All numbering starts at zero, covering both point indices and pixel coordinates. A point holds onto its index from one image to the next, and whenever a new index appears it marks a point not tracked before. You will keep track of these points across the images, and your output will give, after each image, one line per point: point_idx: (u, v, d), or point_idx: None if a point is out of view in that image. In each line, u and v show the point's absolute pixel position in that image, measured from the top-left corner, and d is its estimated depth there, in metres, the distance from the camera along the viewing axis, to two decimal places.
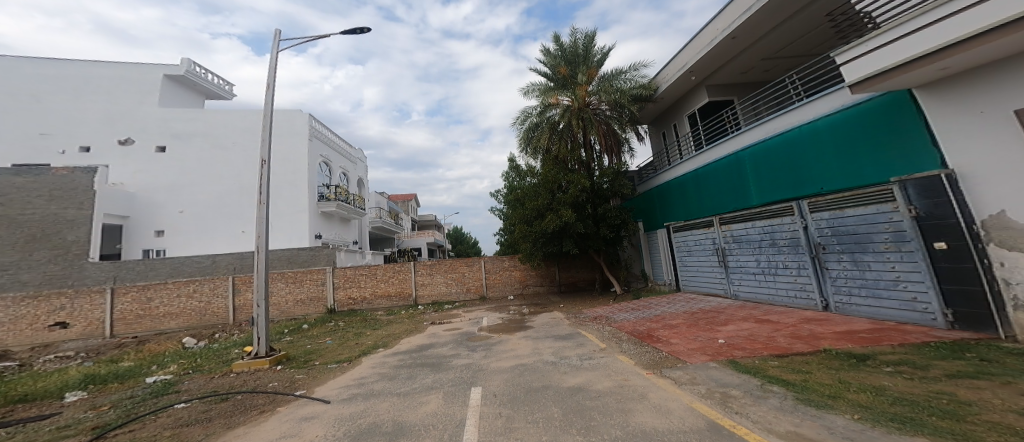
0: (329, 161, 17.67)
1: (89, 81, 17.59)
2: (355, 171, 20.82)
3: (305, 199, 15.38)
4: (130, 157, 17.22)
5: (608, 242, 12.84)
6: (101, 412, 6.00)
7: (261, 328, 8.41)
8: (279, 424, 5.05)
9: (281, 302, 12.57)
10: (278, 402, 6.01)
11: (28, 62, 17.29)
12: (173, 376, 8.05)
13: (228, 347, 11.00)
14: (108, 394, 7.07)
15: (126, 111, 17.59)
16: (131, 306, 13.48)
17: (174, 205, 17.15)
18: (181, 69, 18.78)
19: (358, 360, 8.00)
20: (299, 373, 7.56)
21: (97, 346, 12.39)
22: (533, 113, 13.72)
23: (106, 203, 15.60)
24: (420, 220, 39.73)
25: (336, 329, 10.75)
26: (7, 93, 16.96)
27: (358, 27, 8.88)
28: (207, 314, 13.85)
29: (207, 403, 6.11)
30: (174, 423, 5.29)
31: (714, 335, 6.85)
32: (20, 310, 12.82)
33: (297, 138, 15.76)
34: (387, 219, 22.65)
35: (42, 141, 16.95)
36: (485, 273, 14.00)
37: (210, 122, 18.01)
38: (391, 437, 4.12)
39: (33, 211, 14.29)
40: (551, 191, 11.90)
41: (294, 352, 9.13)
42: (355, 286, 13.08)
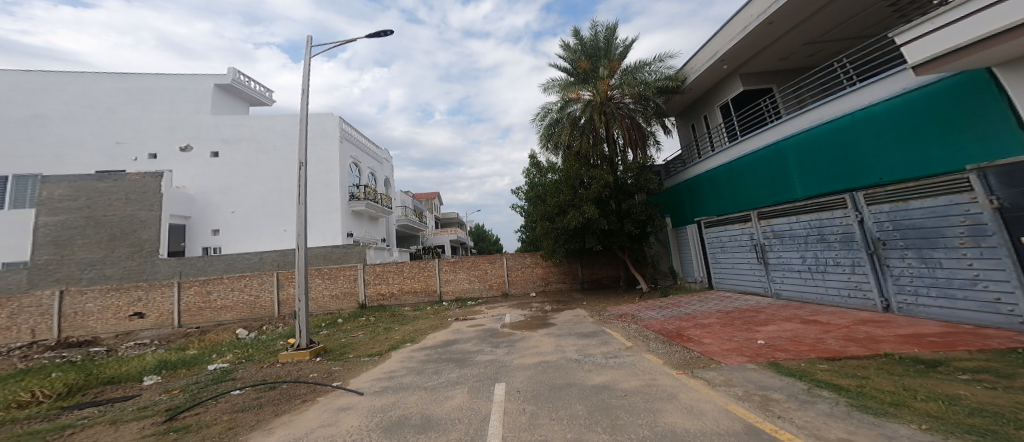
0: (359, 162, 18.31)
1: (153, 93, 19.10)
2: (383, 171, 21.47)
3: (337, 199, 16.04)
4: (189, 162, 18.57)
5: (633, 239, 12.57)
6: (173, 395, 6.59)
7: (302, 321, 8.87)
8: (319, 413, 5.33)
9: (319, 297, 13.25)
10: (319, 392, 6.36)
11: (101, 78, 18.99)
12: (230, 364, 8.69)
13: (274, 339, 11.71)
14: (178, 379, 7.75)
15: (182, 120, 18.99)
16: (192, 299, 14.62)
17: (226, 206, 18.40)
18: (227, 78, 20.02)
19: (389, 354, 8.30)
20: (336, 365, 7.95)
21: (163, 335, 13.57)
22: (554, 109, 13.55)
23: (171, 204, 16.92)
24: (443, 218, 40.41)
25: (368, 324, 11.19)
26: (86, 105, 18.61)
27: (382, 30, 9.16)
28: (256, 307, 14.80)
29: (258, 391, 6.55)
30: (231, 409, 5.71)
31: (752, 336, 6.58)
32: (106, 300, 14.24)
33: (329, 140, 16.44)
34: (412, 217, 23.23)
35: (117, 149, 18.49)
36: (507, 270, 14.08)
37: (255, 128, 19.11)
38: (422, 430, 4.25)
39: (113, 212, 15.75)
40: (574, 187, 11.80)
41: (331, 345, 9.59)
42: (385, 282, 13.52)
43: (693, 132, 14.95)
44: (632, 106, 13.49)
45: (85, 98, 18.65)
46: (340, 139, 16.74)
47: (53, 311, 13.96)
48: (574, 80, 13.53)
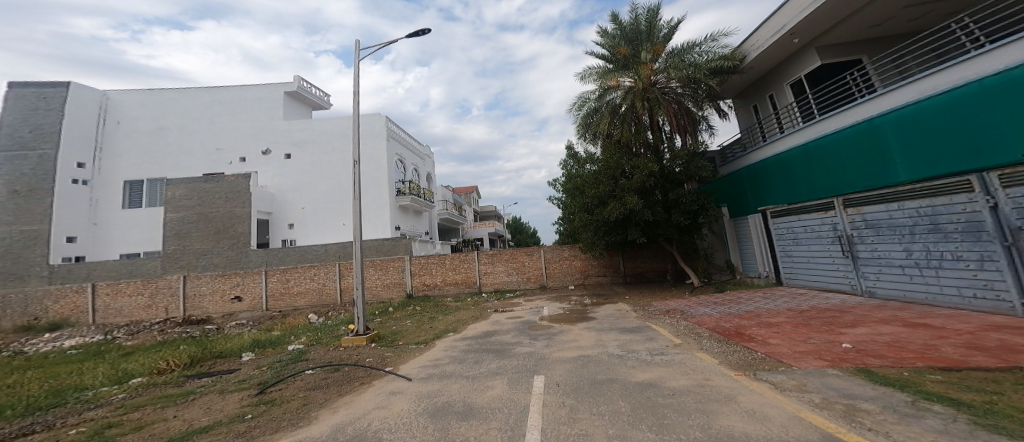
0: (404, 158, 19.12)
1: (240, 103, 21.18)
2: (425, 167, 22.21)
3: (385, 194, 16.91)
4: (269, 164, 20.63)
5: (682, 230, 11.87)
6: (263, 371, 7.42)
7: (359, 309, 9.50)
8: (373, 396, 5.67)
9: (373, 286, 14.09)
10: (374, 376, 6.78)
11: (201, 91, 21.30)
12: (305, 346, 9.56)
13: (337, 324, 12.67)
14: (267, 356, 8.69)
15: (263, 126, 20.96)
16: (274, 284, 16.21)
17: (298, 202, 20.18)
18: (294, 85, 21.77)
19: (433, 342, 8.61)
20: (387, 351, 8.43)
21: (258, 318, 15.44)
22: (591, 98, 13.07)
23: (258, 202, 18.85)
24: (481, 212, 41.07)
25: (414, 313, 11.70)
26: (191, 116, 21.06)
27: (420, 30, 9.36)
28: (323, 294, 16.12)
29: (325, 371, 7.13)
30: (305, 386, 6.29)
31: (835, 338, 5.90)
32: (215, 284, 16.28)
33: (377, 138, 17.33)
34: (453, 211, 23.83)
35: (218, 155, 20.77)
36: (545, 263, 13.97)
37: (318, 131, 20.65)
38: (463, 417, 4.26)
39: (217, 210, 17.98)
40: (614, 177, 11.35)
41: (383, 332, 10.17)
42: (429, 273, 14.03)
43: (756, 113, 13.63)
44: (681, 89, 12.67)
45: (191, 111, 21.10)
46: (387, 137, 17.58)
47: (179, 292, 16.35)
48: (613, 67, 12.93)
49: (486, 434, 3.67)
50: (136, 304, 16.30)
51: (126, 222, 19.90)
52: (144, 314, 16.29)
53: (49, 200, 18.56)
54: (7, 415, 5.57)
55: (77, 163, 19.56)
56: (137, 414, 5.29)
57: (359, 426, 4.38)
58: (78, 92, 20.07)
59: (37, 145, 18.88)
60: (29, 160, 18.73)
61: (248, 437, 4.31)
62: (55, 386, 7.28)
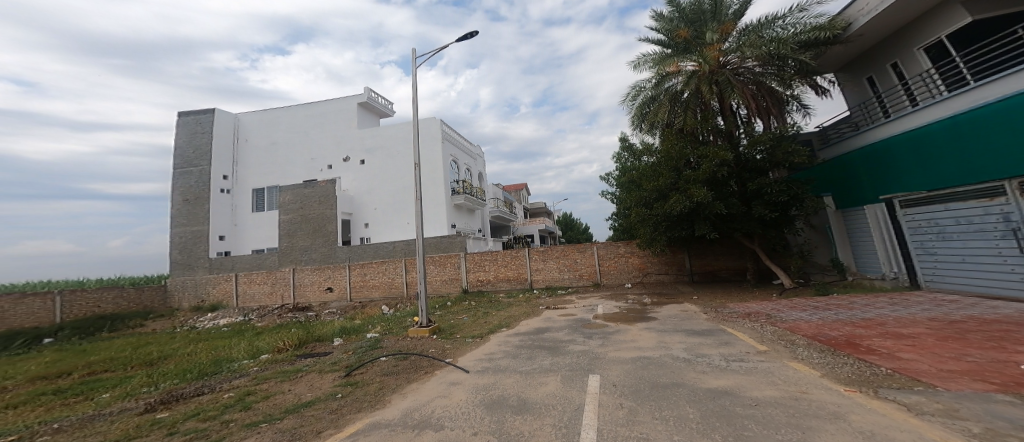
0: (457, 159, 19.78)
1: (324, 116, 23.36)
2: (477, 166, 22.74)
3: (441, 193, 17.71)
4: (349, 170, 22.47)
5: (765, 224, 10.83)
6: (348, 355, 8.23)
7: (423, 302, 10.00)
8: (435, 385, 6.01)
9: (432, 281, 14.86)
10: (435, 366, 7.16)
11: (300, 109, 23.78)
12: (380, 334, 10.37)
13: (404, 315, 13.59)
14: (349, 342, 9.64)
15: (343, 136, 22.89)
16: (355, 277, 17.81)
17: (371, 203, 21.87)
18: (365, 96, 23.46)
19: (487, 337, 8.83)
20: (447, 343, 8.86)
21: (344, 307, 17.15)
22: (647, 87, 12.43)
23: (340, 204, 20.73)
24: (531, 208, 41.14)
25: (469, 308, 12.04)
26: (291, 130, 23.70)
27: (469, 32, 9.57)
28: (392, 287, 17.33)
29: (395, 359, 7.66)
30: (382, 371, 6.86)
31: (1006, 357, 4.40)
32: (313, 277, 18.37)
33: (433, 141, 18.13)
34: (504, 208, 24.11)
35: (313, 164, 23.06)
36: (599, 260, 13.62)
37: (385, 137, 22.08)
38: (517, 411, 4.23)
39: (315, 212, 20.18)
40: (676, 168, 10.65)
41: (442, 325, 10.69)
42: (482, 269, 14.40)
43: (874, 86, 11.51)
44: (764, 68, 11.63)
45: (294, 126, 23.71)
46: (442, 140, 18.31)
47: (290, 282, 18.66)
48: (672, 52, 12.17)
49: (540, 430, 3.56)
50: (264, 292, 19.04)
51: (259, 222, 23.21)
52: (269, 300, 18.99)
53: (205, 206, 22.59)
54: (185, 377, 6.88)
55: (222, 175, 23.28)
56: (263, 385, 6.17)
57: (424, 412, 4.68)
58: (222, 115, 23.89)
59: (196, 161, 23.17)
60: (193, 174, 23.07)
61: (339, 413, 4.79)
62: (207, 357, 8.83)
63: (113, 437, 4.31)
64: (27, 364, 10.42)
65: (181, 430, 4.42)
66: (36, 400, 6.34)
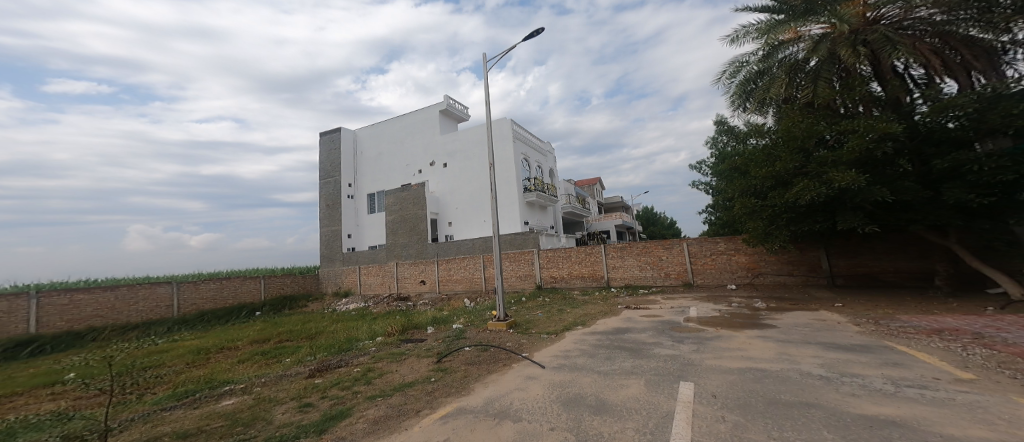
0: (529, 157, 19.87)
1: (414, 124, 25.23)
2: (547, 163, 22.53)
3: (514, 192, 18.01)
4: (434, 174, 23.93)
5: (965, 212, 7.84)
6: (437, 343, 8.79)
7: (501, 296, 10.22)
8: (513, 378, 6.08)
9: (508, 277, 15.21)
10: (514, 359, 7.27)
11: (395, 120, 25.99)
12: (464, 326, 10.90)
13: (483, 309, 14.13)
14: (440, 331, 10.29)
15: (429, 142, 24.45)
16: (442, 272, 19.01)
17: (453, 204, 23.06)
18: (443, 102, 24.62)
19: (563, 334, 8.60)
20: (523, 338, 8.95)
21: (434, 298, 18.39)
22: (753, 60, 11.02)
23: (429, 205, 22.50)
24: (607, 203, 39.81)
25: (544, 304, 11.89)
26: (391, 139, 25.95)
27: (537, 30, 9.51)
28: (473, 282, 18.14)
29: (477, 350, 7.95)
30: (467, 360, 7.19)
31: None
32: (409, 271, 20.17)
33: (505, 141, 18.49)
34: (576, 204, 23.71)
35: (408, 169, 24.98)
36: (690, 258, 12.31)
37: (462, 140, 23.09)
38: (596, 411, 4.08)
39: (410, 211, 22.27)
40: (804, 149, 8.58)
41: (519, 320, 10.83)
42: (556, 265, 14.29)
43: None
44: (952, 14, 8.82)
45: (392, 137, 25.99)
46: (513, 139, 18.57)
47: (394, 275, 20.75)
48: (784, 15, 10.17)
49: (621, 433, 3.39)
50: (376, 282, 21.55)
51: (372, 223, 25.61)
52: (381, 289, 21.39)
53: (338, 211, 26.16)
54: (330, 351, 8.40)
55: (347, 184, 26.48)
56: (378, 364, 6.96)
57: (504, 403, 4.76)
58: (347, 132, 27.29)
59: (331, 172, 26.93)
60: (329, 184, 26.90)
61: (433, 396, 5.12)
62: (337, 337, 10.44)
63: (292, 395, 5.46)
64: (247, 329, 13.86)
65: (328, 395, 5.37)
66: (253, 357, 8.67)
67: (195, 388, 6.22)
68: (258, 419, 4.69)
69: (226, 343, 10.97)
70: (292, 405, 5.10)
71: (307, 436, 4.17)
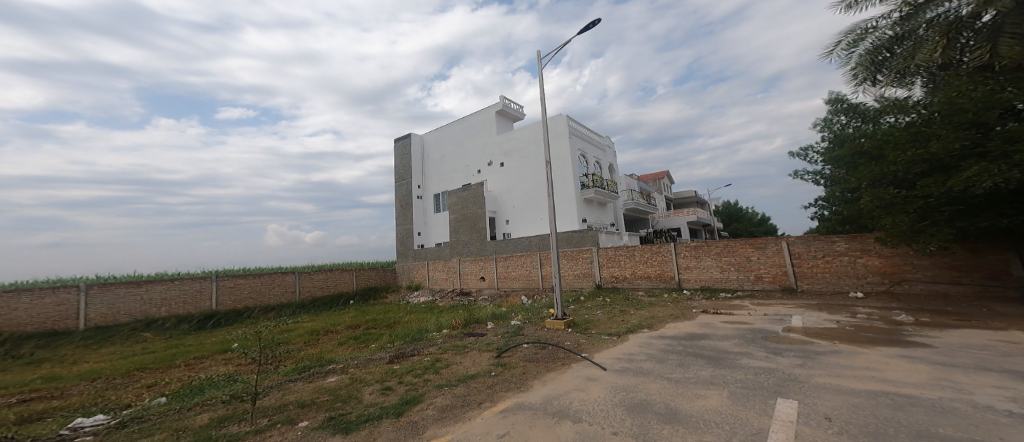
0: (586, 153, 19.34)
1: (473, 126, 25.92)
2: (606, 159, 21.77)
3: (571, 189, 17.70)
4: (492, 174, 24.34)
5: None
6: (496, 338, 8.88)
7: (558, 294, 10.04)
8: (572, 378, 5.92)
9: (565, 275, 14.97)
10: (572, 359, 7.09)
11: (455, 123, 26.91)
12: (521, 322, 10.91)
13: (539, 307, 14.06)
14: (499, 326, 10.41)
15: (487, 142, 24.93)
16: (500, 268, 19.36)
17: (510, 202, 23.27)
18: (498, 103, 24.89)
19: (626, 336, 8.19)
20: (582, 337, 8.73)
21: (493, 294, 18.76)
22: (888, 25, 9.24)
23: (487, 204, 23.00)
24: (679, 199, 37.59)
25: (605, 303, 11.35)
26: (452, 141, 26.93)
27: (592, 22, 9.17)
28: (530, 279, 18.13)
29: (534, 347, 7.88)
30: (525, 357, 7.16)
31: None
32: (470, 267, 20.96)
33: (561, 137, 18.24)
34: (640, 200, 22.54)
35: (468, 169, 25.74)
36: (791, 258, 10.35)
37: (519, 139, 23.19)
38: (666, 420, 3.79)
39: (471, 210, 22.88)
40: (981, 123, 6.64)
41: (577, 319, 10.60)
42: (617, 265, 13.58)
43: None
44: None
45: (453, 139, 26.95)
46: (570, 135, 18.22)
47: (456, 271, 21.67)
48: None
49: None
50: (441, 277, 22.67)
51: (438, 221, 26.71)
52: (446, 283, 22.46)
53: (410, 211, 27.90)
54: (404, 340, 8.91)
55: (417, 185, 28.19)
56: (444, 355, 7.20)
57: (562, 402, 4.63)
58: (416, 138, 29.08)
59: (405, 175, 28.95)
60: (403, 186, 28.88)
61: (493, 390, 5.14)
62: (410, 327, 11.06)
63: (375, 378, 5.88)
64: (344, 316, 15.30)
65: (405, 381, 5.67)
66: (349, 340, 9.57)
67: (311, 364, 7.09)
68: (352, 396, 5.14)
69: (330, 326, 12.25)
70: (376, 387, 5.47)
71: (387, 417, 4.43)
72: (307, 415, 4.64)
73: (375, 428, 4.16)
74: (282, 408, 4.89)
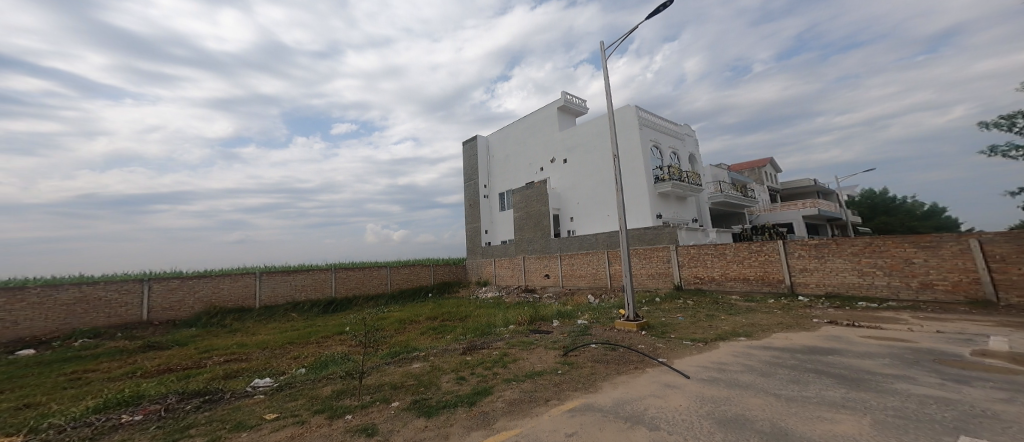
0: (660, 144, 18.04)
1: (536, 124, 25.71)
2: (685, 148, 20.15)
3: (643, 183, 16.71)
4: (556, 171, 23.96)
5: None
6: (562, 336, 8.61)
7: (629, 294, 9.49)
8: (648, 383, 5.46)
9: (638, 275, 14.15)
10: (647, 364, 6.58)
11: (518, 123, 26.97)
12: (588, 322, 10.47)
13: (609, 307, 13.44)
14: (565, 325, 10.06)
15: (550, 139, 24.58)
16: (565, 266, 19.08)
17: (575, 199, 22.70)
18: (560, 99, 24.37)
19: (714, 343, 7.37)
20: (659, 342, 8.10)
21: (558, 292, 18.58)
22: None
23: (551, 201, 22.76)
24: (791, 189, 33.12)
25: (686, 306, 10.42)
26: (516, 141, 27.01)
27: (662, 4, 8.52)
28: (598, 278, 17.51)
29: (604, 349, 7.46)
30: (594, 358, 6.79)
31: None
32: (534, 265, 21.14)
33: (630, 130, 17.31)
34: (732, 193, 20.22)
35: (531, 168, 25.69)
36: (982, 261, 7.68)
37: (583, 134, 22.45)
38: (772, 439, 3.20)
39: (536, 208, 22.75)
40: None
41: (652, 322, 9.91)
42: (702, 265, 12.37)
43: None
44: None
45: (516, 138, 27.02)
46: (640, 126, 17.17)
47: (521, 268, 21.97)
48: None
49: None
50: (507, 274, 23.17)
51: (503, 219, 27.05)
52: (511, 280, 22.89)
53: (478, 210, 28.73)
54: (474, 333, 9.04)
55: (483, 185, 28.88)
56: (511, 350, 7.11)
57: (635, 407, 4.25)
58: (481, 140, 29.79)
59: (472, 176, 29.86)
60: (471, 186, 29.81)
61: (560, 388, 4.92)
62: (479, 321, 11.29)
63: (452, 367, 5.99)
64: (423, 307, 16.13)
65: (476, 372, 5.68)
66: (429, 330, 10.03)
67: (401, 349, 7.52)
68: (431, 382, 5.26)
69: (413, 316, 13.03)
70: (452, 376, 5.53)
71: (461, 405, 4.44)
72: (399, 396, 4.85)
73: (452, 414, 4.19)
74: (379, 387, 5.19)
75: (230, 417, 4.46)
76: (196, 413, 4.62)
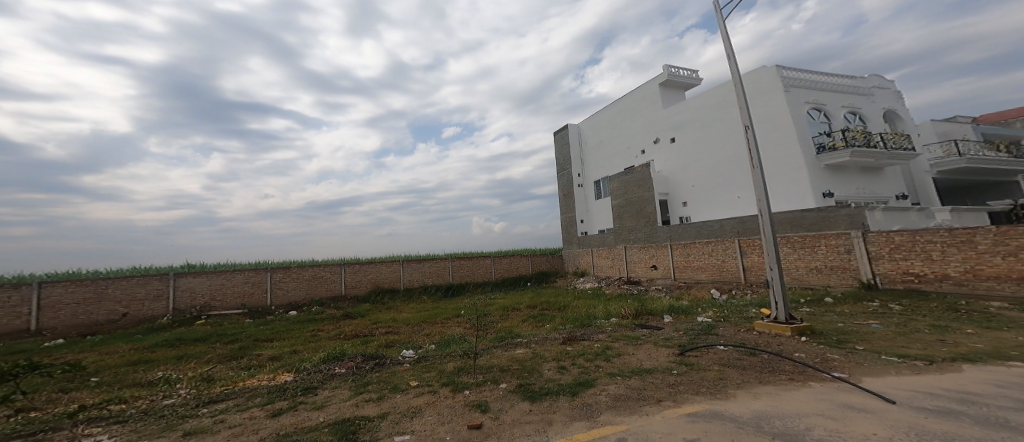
0: (824, 106, 14.57)
1: (635, 104, 23.44)
2: (872, 104, 15.75)
3: (797, 157, 13.80)
4: (661, 151, 21.63)
5: None
6: (680, 335, 7.18)
7: (778, 289, 7.53)
8: (808, 395, 3.78)
9: (792, 269, 11.62)
10: (803, 374, 4.76)
11: (614, 105, 25.07)
12: (714, 321, 8.70)
13: (746, 305, 11.31)
14: (684, 322, 8.56)
15: (653, 118, 22.16)
16: (678, 257, 17.31)
17: (688, 180, 20.05)
18: (663, 73, 21.61)
19: (952, 366, 5.25)
20: (834, 352, 6.16)
21: (669, 285, 16.98)
22: None
23: (658, 186, 20.69)
24: None
25: (886, 312, 7.85)
26: (612, 124, 25.20)
27: None
28: (724, 271, 15.20)
29: (738, 353, 5.78)
30: (720, 361, 5.32)
31: None
32: (639, 255, 19.83)
33: (772, 95, 14.42)
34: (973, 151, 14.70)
35: (630, 151, 23.75)
36: None
37: (696, 107, 19.57)
38: None
39: (640, 193, 20.80)
40: None
41: (823, 329, 7.81)
42: (920, 257, 8.54)
43: None
44: None
45: (612, 121, 25.17)
46: (787, 89, 14.14)
47: (623, 259, 20.95)
48: None
49: None
50: (609, 265, 22.23)
51: (600, 208, 25.55)
52: (612, 272, 21.97)
53: (573, 199, 27.81)
54: (572, 324, 8.33)
55: (577, 173, 27.77)
56: (615, 344, 6.21)
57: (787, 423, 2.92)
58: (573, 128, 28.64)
59: (566, 165, 28.99)
60: (565, 176, 28.97)
61: (677, 389, 3.88)
62: (578, 312, 10.52)
63: (553, 355, 5.38)
64: (524, 296, 15.99)
65: (578, 363, 4.96)
66: (531, 319, 9.62)
67: (506, 334, 7.23)
68: (533, 369, 4.71)
69: (514, 304, 12.88)
70: (554, 364, 4.92)
71: (562, 394, 3.78)
72: (506, 378, 4.40)
73: (553, 402, 3.56)
74: (490, 368, 4.86)
75: (391, 380, 4.57)
76: (373, 373, 4.95)
